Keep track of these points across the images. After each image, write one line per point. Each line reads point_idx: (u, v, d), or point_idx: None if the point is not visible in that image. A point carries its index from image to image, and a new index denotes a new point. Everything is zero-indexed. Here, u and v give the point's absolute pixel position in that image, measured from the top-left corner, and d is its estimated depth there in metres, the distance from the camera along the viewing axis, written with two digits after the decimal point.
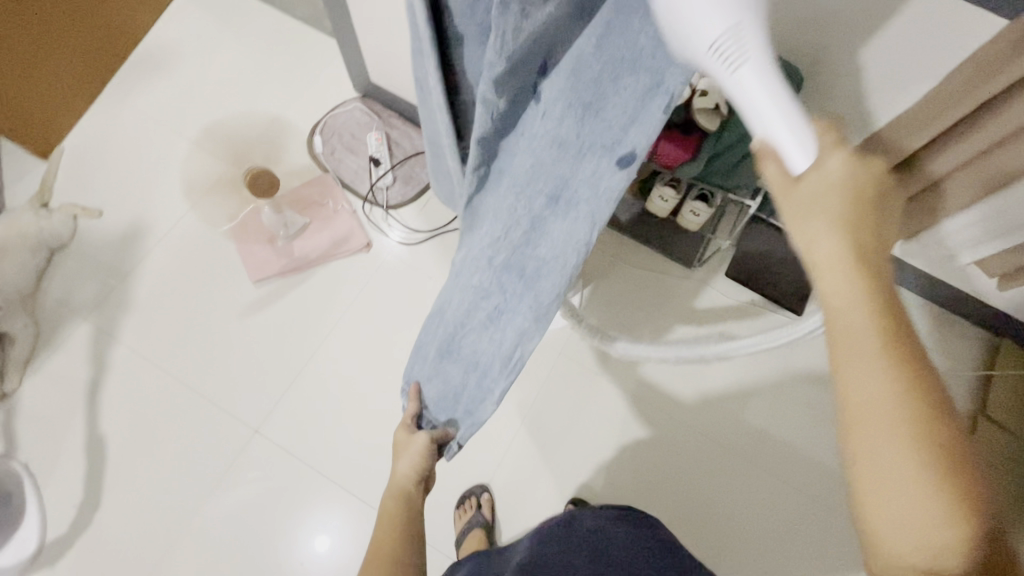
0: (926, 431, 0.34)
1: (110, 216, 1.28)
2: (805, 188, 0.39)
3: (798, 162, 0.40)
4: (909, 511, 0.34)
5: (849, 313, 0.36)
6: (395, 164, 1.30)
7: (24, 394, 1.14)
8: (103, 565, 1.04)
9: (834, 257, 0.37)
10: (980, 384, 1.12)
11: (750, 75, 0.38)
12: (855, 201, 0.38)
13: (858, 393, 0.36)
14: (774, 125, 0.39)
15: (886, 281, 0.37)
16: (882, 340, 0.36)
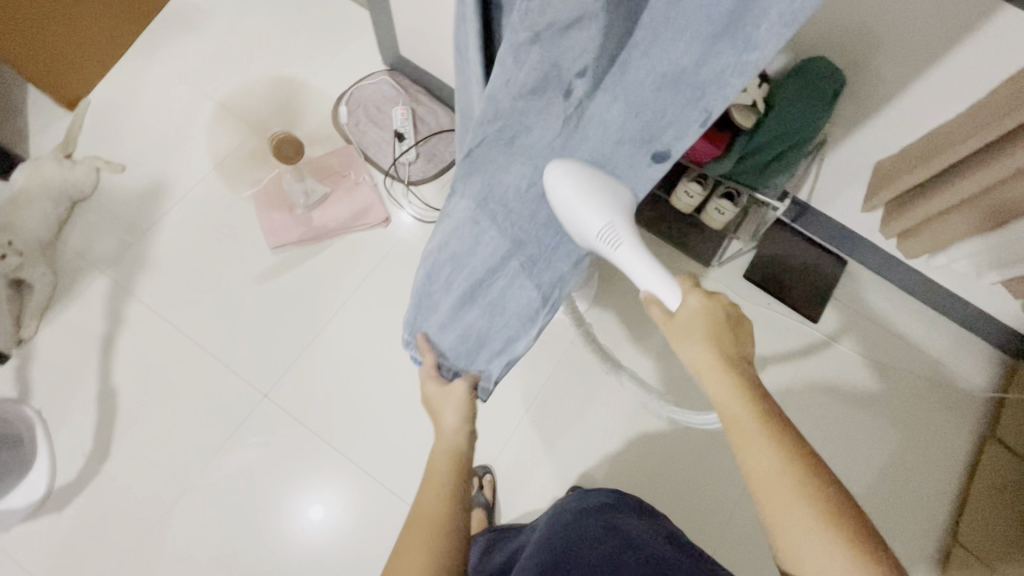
0: (814, 489, 0.44)
1: (133, 171, 1.28)
2: (679, 321, 0.55)
3: (670, 302, 0.57)
4: (821, 560, 0.43)
5: (732, 409, 0.49)
6: (419, 140, 1.30)
7: (39, 342, 1.15)
8: (106, 514, 1.06)
9: (711, 364, 0.51)
10: (993, 405, 1.14)
11: (625, 253, 0.59)
12: (716, 318, 0.54)
13: (757, 469, 0.46)
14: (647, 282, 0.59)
15: (752, 377, 0.51)
16: (762, 427, 0.47)
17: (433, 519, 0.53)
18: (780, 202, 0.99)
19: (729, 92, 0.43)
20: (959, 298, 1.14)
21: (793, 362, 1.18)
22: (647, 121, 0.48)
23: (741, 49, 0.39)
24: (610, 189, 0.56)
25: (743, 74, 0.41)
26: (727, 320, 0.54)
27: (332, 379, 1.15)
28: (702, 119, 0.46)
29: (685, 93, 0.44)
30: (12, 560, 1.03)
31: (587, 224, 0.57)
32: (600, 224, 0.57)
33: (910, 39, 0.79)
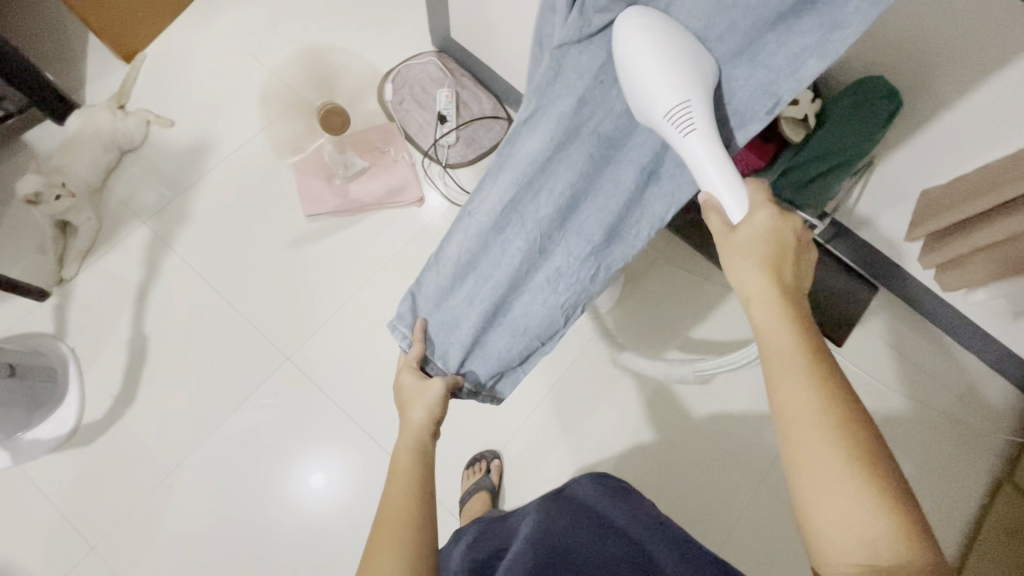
0: (848, 430, 0.41)
1: (182, 128, 1.31)
2: (738, 237, 0.50)
3: (736, 214, 0.50)
4: (845, 506, 0.40)
5: (777, 335, 0.46)
6: (460, 124, 1.31)
7: (78, 284, 1.19)
8: (126, 456, 1.09)
9: (765, 293, 0.47)
10: (1012, 448, 1.13)
11: (698, 145, 0.49)
12: (776, 242, 0.49)
13: (788, 401, 0.43)
14: (713, 183, 0.50)
15: (805, 312, 0.48)
16: (804, 356, 0.44)
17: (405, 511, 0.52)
18: (820, 221, 0.99)
19: (805, 74, 0.48)
20: (990, 338, 1.12)
21: None
22: (719, 103, 0.52)
23: (823, 30, 0.45)
24: (694, 64, 0.47)
25: (821, 54, 0.46)
26: (793, 248, 0.49)
27: (352, 349, 1.18)
28: (770, 107, 0.51)
29: (761, 74, 0.49)
30: (35, 489, 1.07)
31: (654, 99, 0.48)
32: (672, 100, 0.47)
33: (974, 66, 0.77)
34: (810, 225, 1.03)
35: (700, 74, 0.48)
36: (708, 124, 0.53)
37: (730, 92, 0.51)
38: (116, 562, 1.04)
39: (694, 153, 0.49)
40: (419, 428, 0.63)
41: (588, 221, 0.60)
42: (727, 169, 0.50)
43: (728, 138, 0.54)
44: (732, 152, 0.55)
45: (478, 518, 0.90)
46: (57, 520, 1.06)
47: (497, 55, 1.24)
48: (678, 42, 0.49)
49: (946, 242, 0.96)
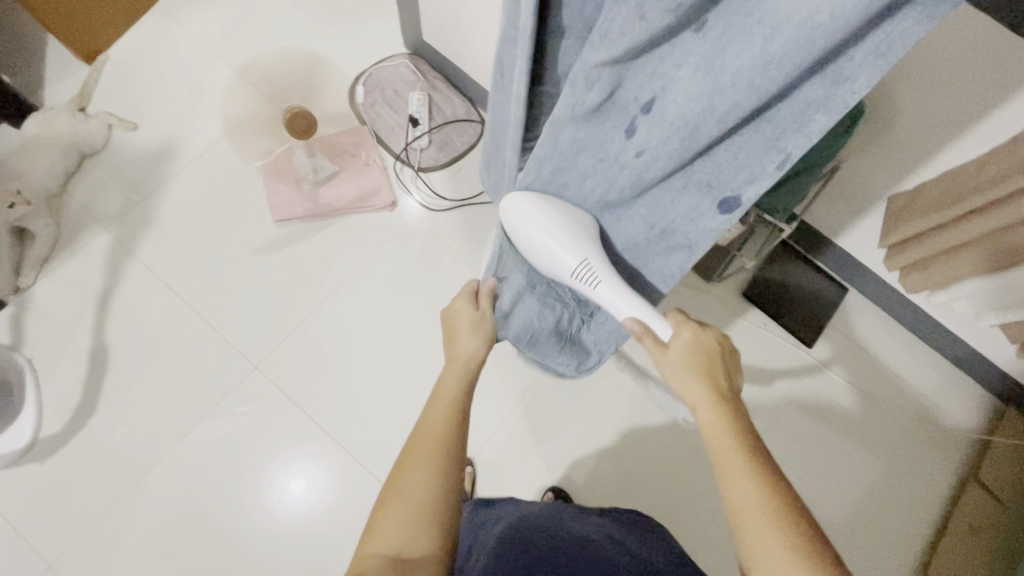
0: (788, 515, 0.47)
1: (145, 131, 1.28)
2: (671, 352, 0.58)
3: (662, 333, 0.59)
4: None
5: (719, 436, 0.53)
6: (433, 127, 1.29)
7: (36, 293, 1.15)
8: (87, 470, 1.06)
9: (705, 398, 0.56)
10: (978, 447, 1.15)
11: (606, 292, 0.60)
12: (705, 354, 0.58)
13: (738, 498, 0.49)
14: (632, 314, 0.59)
15: (741, 412, 0.56)
16: (745, 453, 0.51)
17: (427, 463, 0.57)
18: (787, 224, 1.01)
19: (814, 130, 0.42)
20: (958, 339, 1.13)
21: (783, 383, 1.19)
22: (717, 165, 0.48)
23: (832, 82, 0.39)
24: (579, 234, 0.59)
25: (829, 109, 0.40)
26: (718, 355, 0.59)
27: (324, 357, 1.16)
28: (781, 160, 0.45)
29: (763, 131, 0.44)
30: None
31: (562, 263, 0.60)
32: (574, 263, 0.59)
33: (954, 94, 0.77)
34: (777, 229, 1.04)
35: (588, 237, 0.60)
36: (708, 183, 0.50)
37: (730, 151, 0.47)
38: None
39: (607, 298, 0.60)
40: (442, 435, 0.60)
41: (560, 300, 0.72)
42: (641, 305, 0.59)
43: (735, 195, 0.49)
44: (738, 213, 0.50)
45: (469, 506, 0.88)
46: (15, 537, 1.02)
47: (469, 58, 1.23)
48: (667, 116, 0.44)
49: (906, 248, 0.99)
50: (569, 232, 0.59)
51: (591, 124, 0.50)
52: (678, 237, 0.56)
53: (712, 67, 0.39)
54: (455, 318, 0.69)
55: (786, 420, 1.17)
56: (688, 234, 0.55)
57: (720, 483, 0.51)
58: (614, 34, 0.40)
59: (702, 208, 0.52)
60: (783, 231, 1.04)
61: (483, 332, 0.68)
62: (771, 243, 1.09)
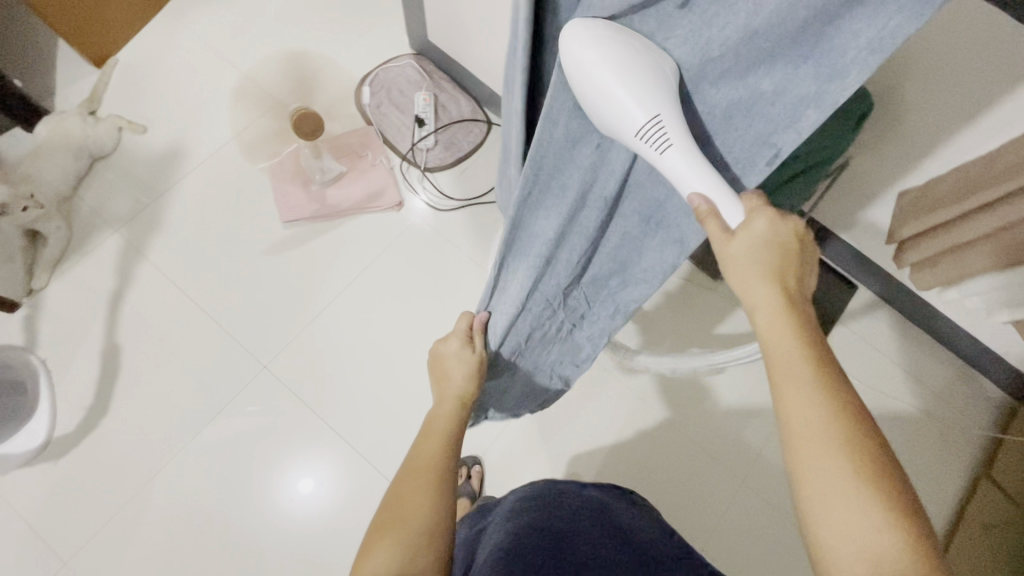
0: (852, 439, 0.40)
1: (155, 133, 1.29)
2: (738, 244, 0.45)
3: (733, 219, 0.44)
4: (850, 519, 0.39)
5: (781, 343, 0.45)
6: (439, 127, 1.30)
7: (49, 294, 1.17)
8: (100, 469, 1.07)
9: (772, 301, 0.46)
10: (989, 445, 1.13)
11: (676, 159, 0.42)
12: (778, 245, 0.47)
13: (798, 415, 0.42)
14: (697, 188, 0.43)
15: (810, 318, 0.46)
16: (812, 366, 0.43)
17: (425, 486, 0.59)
18: (795, 221, 1.01)
19: (805, 127, 0.39)
20: (968, 336, 1.12)
21: None
22: (712, 157, 0.46)
23: (822, 77, 0.37)
24: (653, 71, 0.40)
25: (821, 105, 0.38)
26: (796, 248, 0.47)
27: (333, 357, 1.16)
28: (772, 157, 0.43)
29: (757, 125, 0.42)
30: (7, 505, 1.05)
31: (624, 115, 0.41)
32: (642, 115, 0.41)
33: (959, 91, 0.77)
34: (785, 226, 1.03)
35: (661, 80, 0.40)
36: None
37: (722, 144, 0.45)
38: None
39: (678, 168, 0.42)
40: (434, 464, 0.61)
41: (554, 315, 0.71)
42: (712, 176, 0.43)
43: (726, 189, 0.48)
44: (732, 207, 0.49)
45: (467, 515, 0.87)
46: (30, 536, 1.03)
47: (474, 58, 1.23)
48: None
49: (914, 244, 0.98)
50: (639, 69, 0.40)
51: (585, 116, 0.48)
52: (670, 228, 0.54)
53: (701, 36, 0.39)
54: (447, 357, 0.72)
55: None
56: (682, 228, 0.53)
57: (772, 397, 0.44)
58: (596, 8, 0.40)
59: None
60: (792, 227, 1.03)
61: (472, 371, 0.72)
62: None
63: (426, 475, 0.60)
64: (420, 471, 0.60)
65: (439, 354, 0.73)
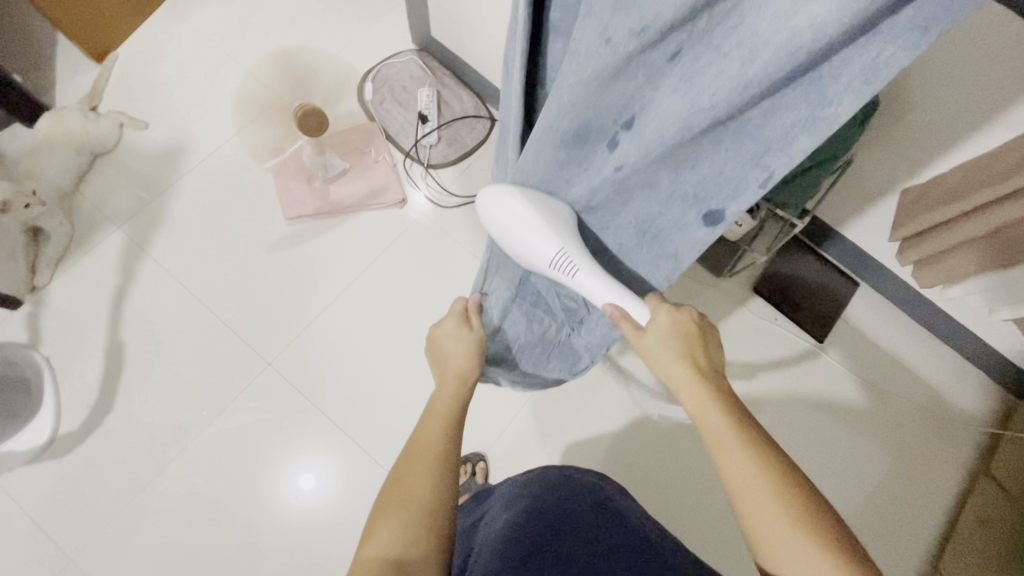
0: (784, 492, 0.46)
1: (157, 129, 1.29)
2: (649, 335, 0.56)
3: (640, 317, 0.57)
4: (801, 563, 0.43)
5: (707, 414, 0.51)
6: (442, 124, 1.30)
7: (52, 291, 1.16)
8: (105, 466, 1.08)
9: (687, 377, 0.54)
10: (988, 441, 1.15)
11: (586, 280, 0.58)
12: (684, 330, 0.56)
13: (734, 478, 0.48)
14: (609, 299, 0.58)
15: (724, 387, 0.54)
16: (734, 432, 0.49)
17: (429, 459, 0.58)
18: (799, 219, 1.01)
19: (799, 149, 0.40)
20: (968, 333, 1.13)
21: (793, 377, 1.19)
22: (703, 179, 0.46)
23: (816, 102, 0.37)
24: (553, 222, 0.56)
25: (813, 130, 0.38)
26: (698, 333, 0.57)
27: (335, 354, 1.17)
28: (764, 179, 0.43)
29: (748, 146, 0.42)
30: (11, 500, 1.05)
31: (537, 253, 0.57)
32: (551, 251, 0.57)
33: (959, 93, 0.78)
34: (788, 224, 1.04)
35: (561, 226, 0.57)
36: (695, 196, 0.48)
37: (714, 166, 0.45)
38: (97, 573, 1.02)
39: (584, 285, 0.58)
40: (438, 443, 0.60)
41: (549, 310, 0.75)
42: (616, 287, 0.57)
43: (720, 209, 0.47)
44: (725, 225, 0.48)
45: (466, 504, 0.88)
46: (35, 531, 1.04)
47: (477, 54, 1.22)
48: (646, 129, 0.44)
49: (918, 243, 0.99)
50: (542, 221, 0.56)
51: (573, 147, 0.50)
52: (663, 245, 0.54)
53: (692, 85, 0.39)
54: (444, 338, 0.71)
55: (795, 413, 1.17)
56: (677, 244, 0.53)
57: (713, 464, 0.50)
58: (585, 55, 0.40)
59: (689, 218, 0.49)
60: (795, 225, 1.03)
61: (471, 349, 0.70)
62: (782, 237, 1.09)
63: (430, 454, 0.59)
64: (423, 449, 0.60)
65: (436, 335, 0.72)
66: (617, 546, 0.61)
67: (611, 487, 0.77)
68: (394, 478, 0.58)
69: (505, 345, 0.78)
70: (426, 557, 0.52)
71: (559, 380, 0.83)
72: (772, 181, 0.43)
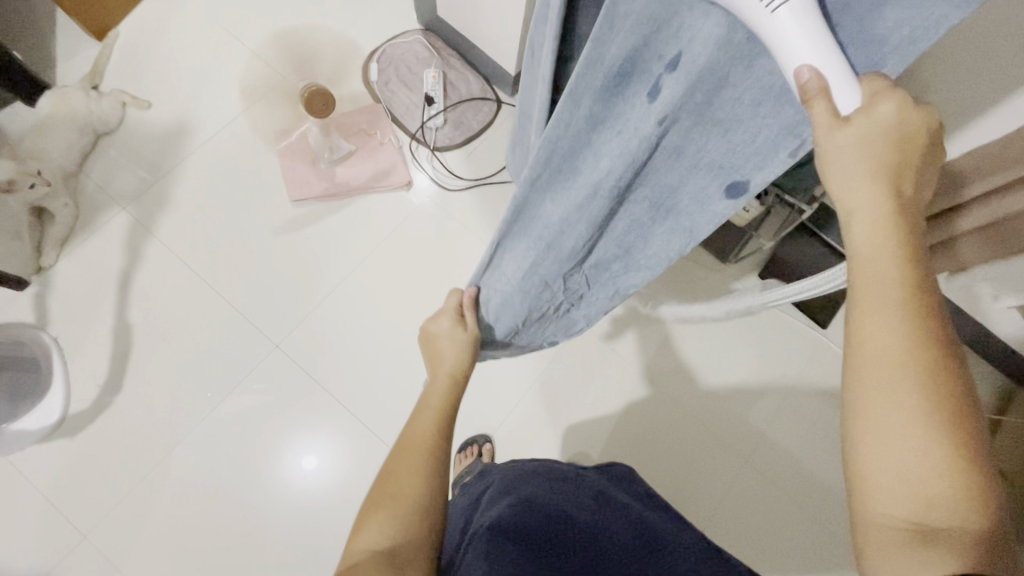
0: (929, 376, 0.36)
1: (159, 110, 1.27)
2: (852, 131, 0.37)
3: (846, 104, 0.37)
4: (906, 459, 0.36)
5: (876, 258, 0.38)
6: (448, 106, 1.29)
7: (58, 272, 1.16)
8: (115, 445, 1.09)
9: (876, 204, 0.38)
10: (988, 426, 1.16)
11: (790, 25, 0.35)
12: (900, 139, 0.38)
13: (874, 340, 0.38)
14: (807, 59, 0.35)
15: (916, 232, 0.39)
16: (905, 287, 0.38)
17: (422, 448, 0.60)
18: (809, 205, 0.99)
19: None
20: (972, 321, 1.14)
21: (797, 362, 1.20)
22: (731, 147, 0.44)
23: (865, 59, 0.37)
24: None
25: (852, 91, 0.38)
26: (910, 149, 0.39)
27: (341, 336, 1.17)
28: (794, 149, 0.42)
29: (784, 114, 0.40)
30: (21, 478, 1.06)
31: None
32: None
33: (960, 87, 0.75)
34: (798, 210, 1.02)
35: None
36: (719, 166, 0.46)
37: (746, 131, 0.43)
38: (108, 550, 1.04)
39: (791, 30, 0.35)
40: (425, 437, 0.61)
41: (551, 294, 0.70)
42: (832, 50, 0.35)
43: (744, 179, 0.46)
44: (746, 197, 0.48)
45: (467, 483, 0.89)
46: (46, 509, 1.05)
47: (484, 35, 1.21)
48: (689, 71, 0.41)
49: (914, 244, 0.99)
50: None
51: (609, 96, 0.46)
52: (681, 214, 0.53)
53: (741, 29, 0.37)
54: (439, 336, 0.73)
55: (799, 399, 1.18)
56: (692, 218, 0.53)
57: (846, 311, 0.40)
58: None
59: (711, 190, 0.49)
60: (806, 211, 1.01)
61: (466, 341, 0.72)
62: (788, 223, 1.09)
63: (417, 446, 0.60)
64: (411, 444, 0.60)
65: (431, 332, 0.74)
66: (621, 535, 0.61)
67: (613, 483, 0.77)
68: (388, 467, 0.59)
69: (505, 325, 0.77)
70: (415, 545, 0.52)
71: (555, 343, 0.85)
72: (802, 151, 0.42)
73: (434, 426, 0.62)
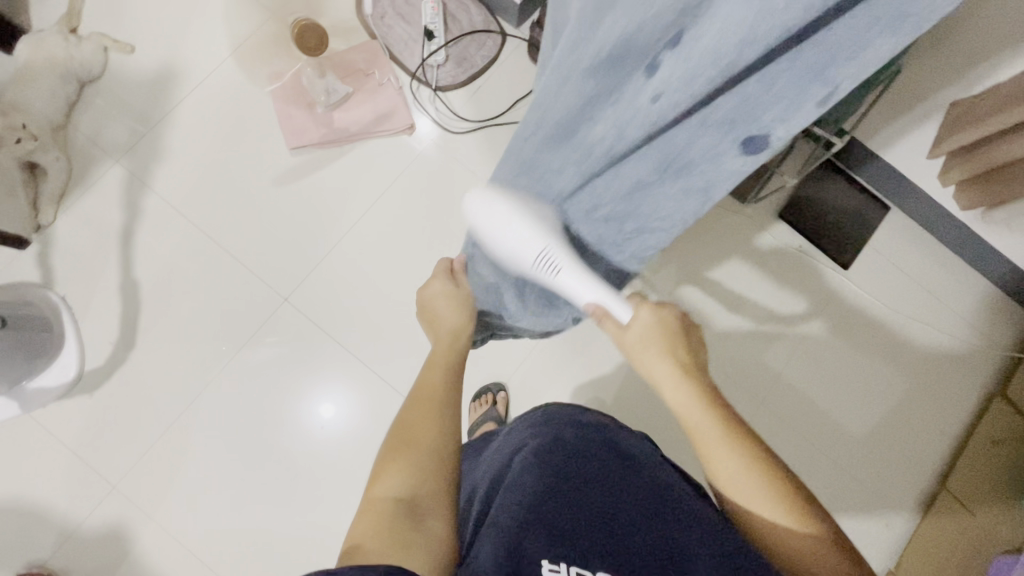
0: (775, 485, 0.48)
1: (144, 53, 1.20)
2: (630, 334, 0.55)
3: (621, 314, 0.55)
4: (790, 550, 0.47)
5: (691, 414, 0.51)
6: (449, 40, 1.20)
7: (58, 229, 1.13)
8: (133, 400, 1.10)
9: (671, 374, 0.52)
10: (1008, 365, 1.15)
11: (568, 279, 0.55)
12: (667, 327, 0.54)
13: (722, 475, 0.49)
14: (590, 299, 0.55)
15: (707, 382, 0.53)
16: (721, 429, 0.50)
17: (433, 402, 0.59)
18: (839, 137, 0.92)
19: (874, 56, 0.33)
20: (1003, 260, 1.09)
21: (817, 302, 1.17)
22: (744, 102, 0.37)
23: None
24: (540, 221, 0.54)
25: (899, 29, 0.32)
26: (678, 329, 0.55)
27: (349, 288, 1.15)
28: (826, 95, 0.35)
29: (807, 54, 0.33)
30: (44, 433, 1.08)
31: (520, 252, 0.55)
32: (532, 252, 0.54)
33: None
34: (825, 145, 0.96)
35: (551, 223, 0.55)
36: (731, 120, 0.38)
37: (762, 79, 0.35)
38: (139, 498, 1.08)
39: (568, 285, 0.55)
40: (433, 390, 0.60)
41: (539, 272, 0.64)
42: (600, 287, 0.55)
43: (764, 133, 0.38)
44: (767, 153, 0.39)
45: (468, 443, 0.86)
46: (76, 463, 1.08)
47: None
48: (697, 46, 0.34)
49: (972, 157, 0.90)
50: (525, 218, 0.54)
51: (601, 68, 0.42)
52: (698, 172, 0.42)
53: None
54: (432, 297, 0.70)
55: (817, 342, 1.16)
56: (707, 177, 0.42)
57: (701, 460, 0.51)
58: None
59: (723, 150, 0.40)
60: (836, 145, 0.94)
61: (462, 304, 0.70)
62: (814, 159, 1.02)
63: (427, 401, 0.59)
64: (420, 397, 0.59)
65: (424, 298, 0.71)
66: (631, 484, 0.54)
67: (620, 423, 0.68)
68: (404, 417, 0.58)
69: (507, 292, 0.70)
70: (433, 496, 0.51)
71: (576, 317, 0.71)
72: (834, 98, 0.35)
73: (443, 381, 0.62)
